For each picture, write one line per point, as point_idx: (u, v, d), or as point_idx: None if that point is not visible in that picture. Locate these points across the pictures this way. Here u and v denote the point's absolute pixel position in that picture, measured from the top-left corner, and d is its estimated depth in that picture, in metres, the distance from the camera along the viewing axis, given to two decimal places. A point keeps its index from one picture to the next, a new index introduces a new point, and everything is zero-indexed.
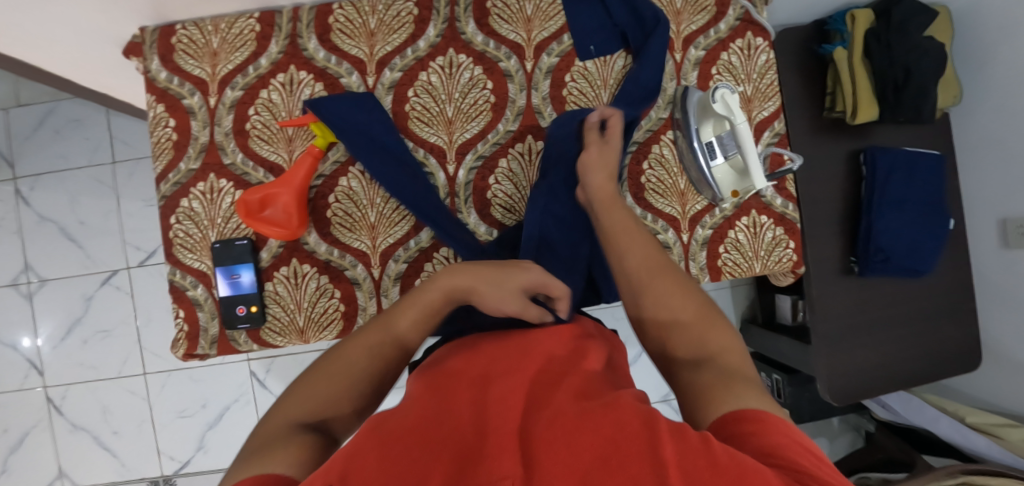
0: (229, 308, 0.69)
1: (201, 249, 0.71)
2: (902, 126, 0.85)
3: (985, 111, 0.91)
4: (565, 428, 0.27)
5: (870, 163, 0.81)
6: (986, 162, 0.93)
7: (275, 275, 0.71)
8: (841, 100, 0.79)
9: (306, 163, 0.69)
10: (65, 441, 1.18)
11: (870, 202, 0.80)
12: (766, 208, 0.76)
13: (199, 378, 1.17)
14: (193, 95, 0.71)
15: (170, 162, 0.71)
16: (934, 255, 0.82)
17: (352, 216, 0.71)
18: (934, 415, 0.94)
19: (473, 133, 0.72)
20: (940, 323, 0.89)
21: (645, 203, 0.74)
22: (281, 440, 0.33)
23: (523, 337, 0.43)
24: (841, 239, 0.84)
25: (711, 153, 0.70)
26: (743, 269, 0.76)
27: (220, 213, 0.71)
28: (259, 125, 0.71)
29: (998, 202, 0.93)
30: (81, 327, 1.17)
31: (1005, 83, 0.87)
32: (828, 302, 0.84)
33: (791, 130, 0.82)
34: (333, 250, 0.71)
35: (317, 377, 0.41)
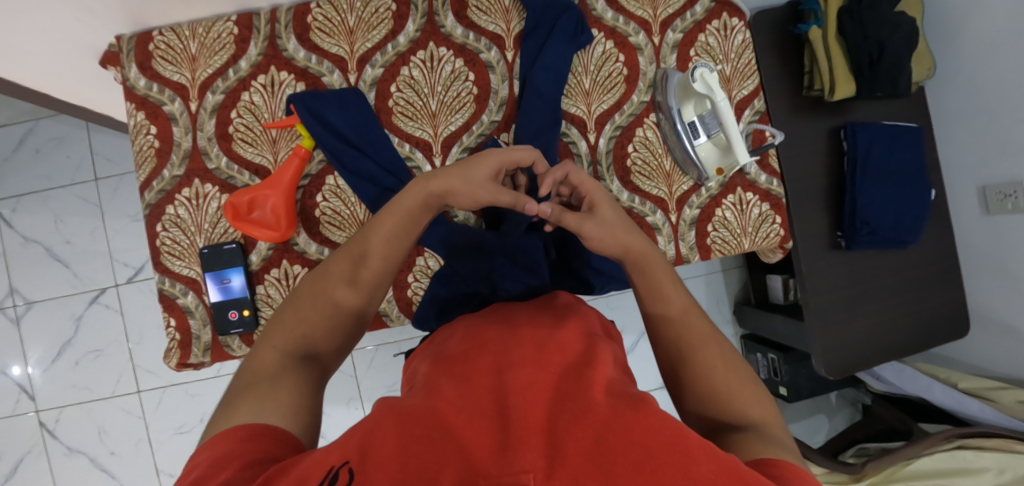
0: (221, 314, 0.68)
1: (190, 256, 0.69)
2: (880, 100, 0.87)
3: (959, 81, 0.93)
4: (591, 429, 0.26)
5: (851, 137, 0.82)
6: (962, 131, 0.95)
7: (267, 277, 0.70)
8: (818, 78, 0.79)
9: (294, 164, 0.68)
10: (60, 466, 1.15)
11: (852, 176, 0.82)
12: (751, 185, 0.77)
13: (196, 392, 1.16)
14: (173, 101, 0.69)
15: (153, 170, 0.69)
16: (917, 224, 0.84)
17: (340, 214, 0.70)
18: (927, 383, 0.96)
19: (458, 125, 0.72)
20: (927, 291, 0.91)
21: (632, 187, 0.74)
22: (270, 378, 0.37)
23: (534, 325, 0.41)
24: (828, 215, 0.85)
25: (694, 132, 0.72)
26: (732, 246, 0.77)
27: (206, 218, 0.69)
28: (242, 127, 0.69)
29: (975, 170, 0.95)
30: (72, 349, 1.14)
31: (974, 54, 0.89)
32: (820, 278, 0.85)
33: (774, 109, 0.83)
34: (324, 249, 0.70)
35: (298, 309, 0.45)
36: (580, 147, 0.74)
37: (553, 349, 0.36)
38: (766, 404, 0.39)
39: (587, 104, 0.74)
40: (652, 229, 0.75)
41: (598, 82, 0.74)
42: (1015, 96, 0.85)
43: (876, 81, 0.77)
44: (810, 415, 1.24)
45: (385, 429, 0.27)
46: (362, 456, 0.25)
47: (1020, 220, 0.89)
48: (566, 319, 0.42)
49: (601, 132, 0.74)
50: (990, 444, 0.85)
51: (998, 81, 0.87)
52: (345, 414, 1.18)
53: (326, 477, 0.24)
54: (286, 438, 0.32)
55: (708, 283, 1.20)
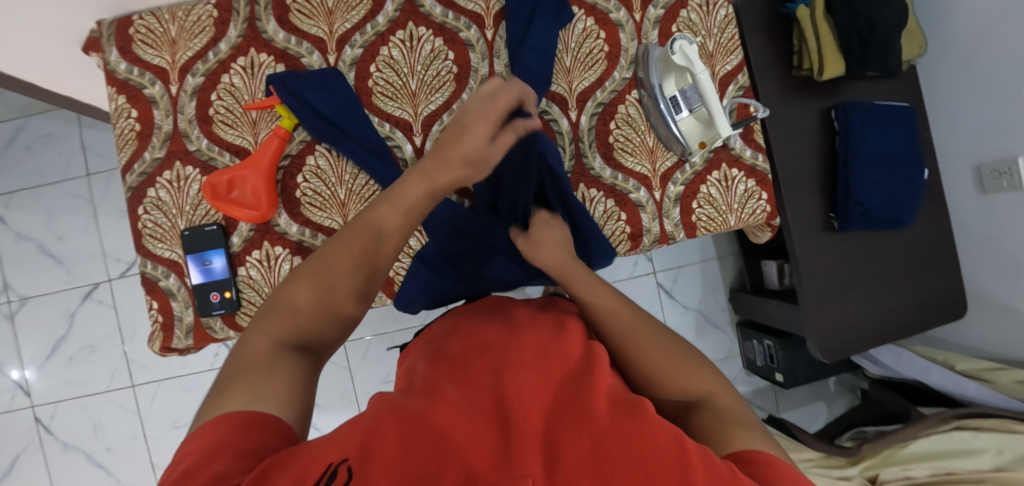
0: (203, 296, 0.66)
1: (171, 238, 0.67)
2: (872, 81, 0.87)
3: (950, 59, 0.94)
4: (592, 435, 0.26)
5: (844, 117, 0.82)
6: (953, 112, 0.96)
7: (248, 259, 0.68)
8: (807, 58, 0.79)
9: (274, 144, 0.66)
10: (56, 462, 1.12)
11: (845, 157, 0.82)
12: (736, 161, 0.76)
13: (190, 387, 1.14)
14: (154, 84, 0.66)
15: (134, 153, 0.66)
16: (911, 205, 0.84)
17: (322, 194, 0.68)
18: (925, 366, 0.97)
19: (438, 105, 0.70)
20: (924, 272, 0.92)
21: (615, 164, 0.73)
22: (263, 366, 0.36)
23: (534, 329, 0.41)
24: (820, 196, 0.85)
25: (676, 107, 0.71)
26: (718, 223, 0.76)
27: (188, 200, 0.67)
28: (222, 109, 0.67)
29: (971, 149, 0.95)
30: (66, 345, 1.12)
31: (968, 32, 0.89)
32: (813, 260, 0.85)
33: (763, 88, 0.82)
34: (304, 230, 0.68)
35: (296, 291, 0.43)
36: (562, 124, 0.72)
37: (554, 356, 0.36)
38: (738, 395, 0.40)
39: (568, 81, 0.72)
40: (635, 207, 0.74)
41: (579, 60, 0.73)
42: (1003, 74, 0.86)
43: (865, 60, 0.77)
44: (807, 403, 1.25)
45: (383, 425, 0.27)
46: (362, 455, 0.25)
47: (1016, 198, 0.89)
48: (568, 324, 0.42)
49: (583, 109, 0.73)
50: (986, 425, 0.88)
51: (991, 60, 0.87)
52: (340, 407, 1.17)
53: (324, 475, 0.24)
54: (279, 427, 0.31)
55: (703, 270, 1.21)
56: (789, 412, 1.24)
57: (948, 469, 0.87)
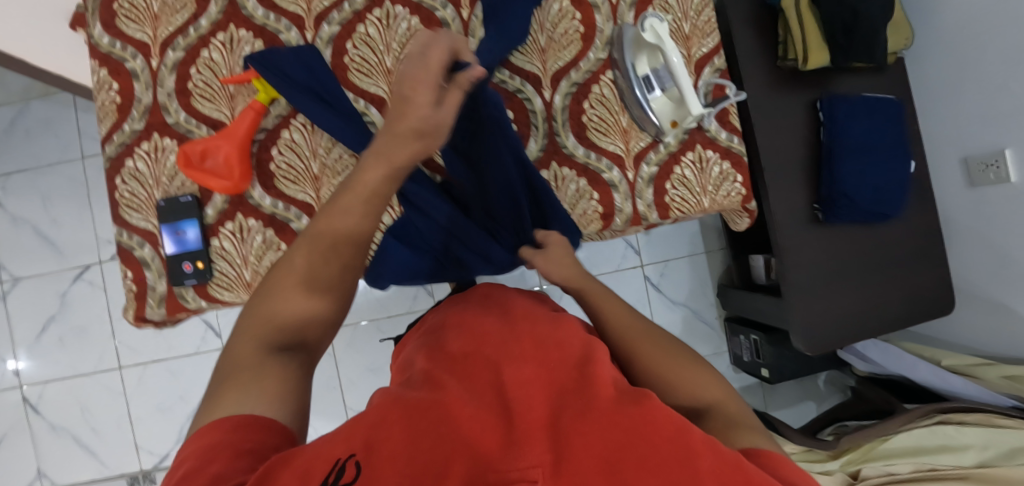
0: (175, 265, 0.64)
1: (147, 208, 0.65)
2: (861, 74, 0.88)
3: (935, 52, 0.96)
4: (602, 425, 0.24)
5: (828, 108, 0.83)
6: (940, 106, 0.98)
7: (222, 230, 0.65)
8: (791, 47, 0.79)
9: (249, 117, 0.64)
10: (44, 441, 1.17)
11: (831, 148, 0.82)
12: (711, 143, 0.74)
13: (176, 370, 1.18)
14: (135, 57, 0.65)
15: (113, 125, 0.65)
16: (898, 198, 0.85)
17: (296, 168, 0.66)
18: (913, 362, 0.99)
19: None
20: (913, 268, 0.92)
21: (588, 143, 0.73)
22: (253, 367, 0.35)
23: (532, 321, 0.40)
24: (806, 187, 0.86)
25: (649, 85, 0.70)
26: (691, 204, 0.74)
27: (164, 171, 0.65)
28: (201, 83, 0.65)
29: (959, 141, 0.96)
30: (56, 325, 1.17)
31: (956, 26, 0.90)
32: (798, 251, 0.86)
33: (749, 79, 0.83)
34: (277, 203, 0.65)
35: (280, 287, 0.41)
36: (535, 103, 0.72)
37: (553, 347, 0.35)
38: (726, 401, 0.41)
39: (542, 61, 0.72)
40: (608, 187, 0.72)
41: (553, 39, 0.72)
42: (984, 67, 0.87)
43: (850, 50, 0.77)
44: (797, 402, 1.27)
45: (386, 419, 0.26)
46: (367, 449, 0.24)
47: (1004, 190, 0.90)
48: (565, 319, 0.42)
49: (557, 89, 0.72)
50: (971, 419, 0.91)
51: (979, 53, 0.88)
52: (323, 394, 1.15)
53: (331, 472, 0.22)
54: (275, 426, 0.30)
55: (692, 264, 1.22)
56: (778, 411, 1.26)
57: (932, 466, 0.87)
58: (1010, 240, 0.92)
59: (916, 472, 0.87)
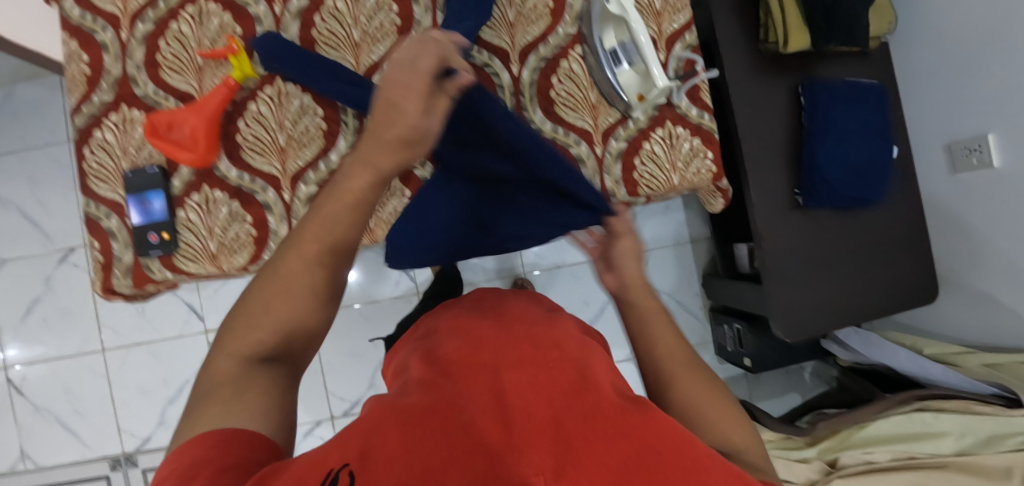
0: (141, 236, 0.68)
1: (114, 179, 0.70)
2: (843, 60, 0.89)
3: (915, 37, 0.95)
4: (607, 426, 0.26)
5: (810, 93, 0.83)
6: (919, 95, 0.98)
7: (188, 202, 0.70)
8: (772, 30, 0.78)
9: (221, 93, 0.69)
10: (27, 422, 1.21)
11: (812, 133, 0.83)
12: (681, 118, 0.74)
13: (159, 354, 1.20)
14: (105, 30, 0.69)
15: (82, 96, 0.70)
16: (881, 184, 0.86)
17: (262, 140, 0.71)
18: (893, 350, 0.99)
19: (379, 56, 0.71)
20: (895, 257, 0.93)
21: (555, 118, 0.72)
22: (235, 383, 0.34)
23: (529, 325, 0.40)
24: (787, 172, 0.86)
25: (616, 59, 0.70)
26: (660, 181, 0.74)
27: (133, 142, 0.70)
28: (170, 55, 0.70)
29: (943, 126, 0.95)
30: (41, 306, 1.19)
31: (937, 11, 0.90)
32: (778, 237, 0.87)
33: (731, 68, 0.83)
34: (243, 175, 0.71)
35: (258, 300, 0.38)
36: (503, 78, 0.72)
37: (551, 348, 0.36)
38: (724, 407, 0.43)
39: (510, 36, 0.71)
40: (575, 161, 0.73)
41: (521, 14, 0.71)
42: (960, 53, 0.88)
43: (829, 32, 0.77)
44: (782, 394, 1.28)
45: (383, 427, 0.26)
46: (362, 457, 0.24)
47: (987, 176, 0.89)
48: (561, 323, 0.42)
49: (525, 63, 0.71)
50: (949, 406, 0.89)
51: (961, 38, 0.87)
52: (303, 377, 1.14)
53: (325, 480, 0.23)
54: (264, 442, 0.30)
55: (676, 253, 1.23)
56: (764, 402, 1.28)
57: (910, 455, 0.90)
58: (993, 229, 0.91)
59: (894, 461, 0.90)
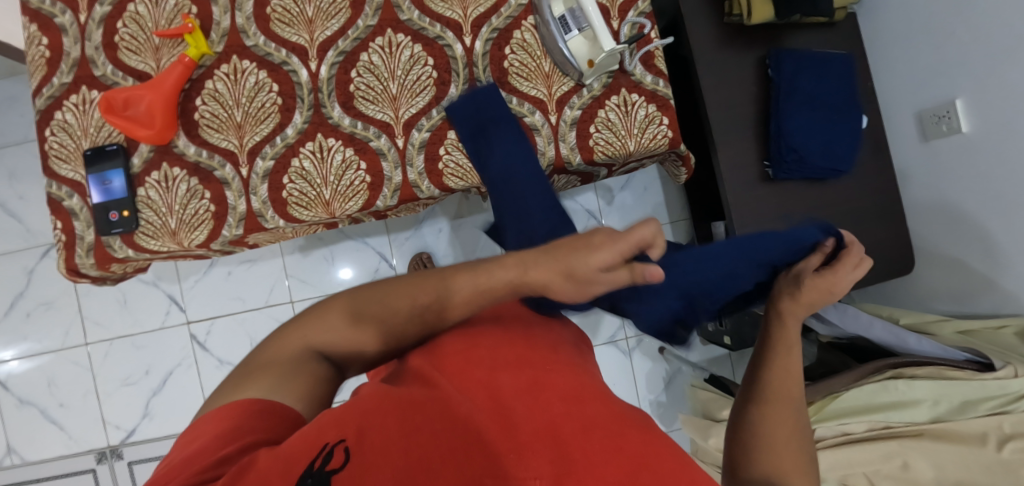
0: (102, 214, 0.65)
1: (75, 159, 0.68)
2: (809, 30, 0.90)
3: (882, 7, 0.95)
4: (602, 434, 0.28)
5: (776, 65, 0.84)
6: (884, 67, 0.98)
7: (147, 180, 0.67)
8: (737, 3, 0.79)
9: (177, 71, 0.66)
10: (13, 418, 1.12)
11: (777, 102, 0.84)
12: (636, 86, 0.73)
13: (141, 345, 1.12)
14: (64, 12, 0.67)
15: (43, 78, 0.67)
16: (846, 151, 0.86)
17: (219, 117, 0.68)
18: (868, 320, 0.90)
19: (333, 31, 0.69)
20: (868, 224, 0.94)
21: (509, 88, 0.72)
22: (292, 363, 0.36)
23: (524, 324, 0.43)
24: (754, 142, 0.87)
25: (566, 27, 0.68)
26: (616, 148, 0.73)
27: (92, 122, 0.67)
28: (128, 36, 0.68)
29: (909, 96, 0.94)
30: (24, 301, 1.11)
31: None
32: (748, 206, 0.88)
33: (697, 42, 0.83)
34: (201, 151, 0.67)
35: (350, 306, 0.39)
36: (456, 49, 0.71)
37: (546, 350, 0.38)
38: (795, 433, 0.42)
39: (462, 7, 0.71)
40: (530, 130, 0.72)
41: None
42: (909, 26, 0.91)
43: (792, 3, 0.78)
44: None
45: (380, 410, 0.29)
46: (360, 437, 0.27)
47: (955, 143, 0.87)
48: (556, 327, 0.45)
49: (478, 35, 0.71)
50: (923, 373, 0.80)
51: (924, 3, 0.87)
52: None
53: (319, 454, 0.25)
54: (292, 415, 0.33)
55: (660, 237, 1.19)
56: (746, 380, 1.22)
57: (886, 424, 0.81)
58: (963, 195, 0.88)
59: (871, 431, 0.81)
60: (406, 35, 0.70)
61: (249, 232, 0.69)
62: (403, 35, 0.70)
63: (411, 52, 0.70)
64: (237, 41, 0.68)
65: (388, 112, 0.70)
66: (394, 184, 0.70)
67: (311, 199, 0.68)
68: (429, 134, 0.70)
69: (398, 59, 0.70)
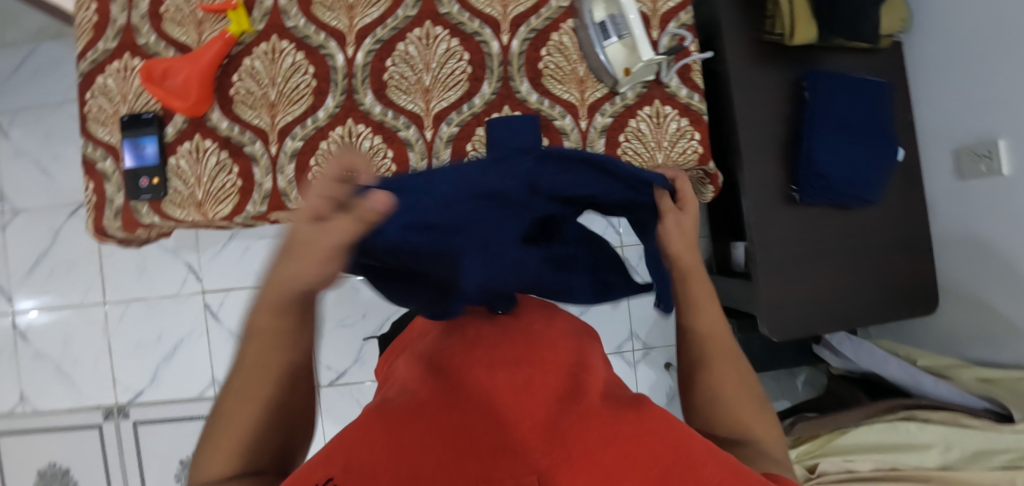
0: (133, 180, 0.68)
1: (111, 123, 0.70)
2: (851, 54, 0.87)
3: (931, 37, 0.91)
4: (604, 434, 0.28)
5: (812, 86, 0.82)
6: (926, 101, 0.94)
7: (179, 149, 0.70)
8: (778, 22, 0.77)
9: (217, 46, 0.68)
10: (28, 368, 1.18)
11: (811, 127, 0.81)
12: (670, 99, 0.73)
13: (155, 310, 1.16)
14: None
15: (89, 42, 0.70)
16: (876, 181, 0.84)
17: (253, 94, 0.70)
18: (884, 357, 0.90)
19: (373, 18, 0.70)
20: (893, 258, 0.91)
21: (542, 89, 0.72)
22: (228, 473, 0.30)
23: (520, 324, 0.42)
24: (782, 164, 0.85)
25: (605, 33, 0.68)
26: (644, 159, 0.72)
27: (131, 89, 0.70)
28: (173, 7, 0.70)
29: (950, 131, 0.90)
30: (48, 258, 1.16)
31: (946, 19, 0.88)
32: (773, 228, 0.86)
33: (733, 57, 0.82)
34: (234, 126, 0.69)
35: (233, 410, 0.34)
36: (492, 47, 0.71)
37: (545, 349, 0.37)
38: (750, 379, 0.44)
39: (502, 5, 0.71)
40: (559, 134, 0.72)
41: None
42: (958, 58, 0.87)
43: (835, 24, 0.76)
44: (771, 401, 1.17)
45: (369, 437, 0.27)
46: (348, 470, 0.23)
47: (994, 184, 0.84)
48: (557, 320, 0.44)
49: (516, 33, 0.72)
50: (936, 417, 0.79)
51: (970, 36, 0.84)
52: None
53: None
54: None
55: None
56: None
57: (894, 466, 0.78)
58: (1000, 238, 0.85)
59: (878, 471, 0.78)
60: (444, 29, 0.71)
61: (271, 211, 0.69)
62: (441, 28, 0.71)
63: (448, 46, 0.71)
64: (277, 21, 0.70)
65: (420, 104, 0.71)
66: None
67: None
68: (458, 129, 0.71)
69: (434, 52, 0.71)
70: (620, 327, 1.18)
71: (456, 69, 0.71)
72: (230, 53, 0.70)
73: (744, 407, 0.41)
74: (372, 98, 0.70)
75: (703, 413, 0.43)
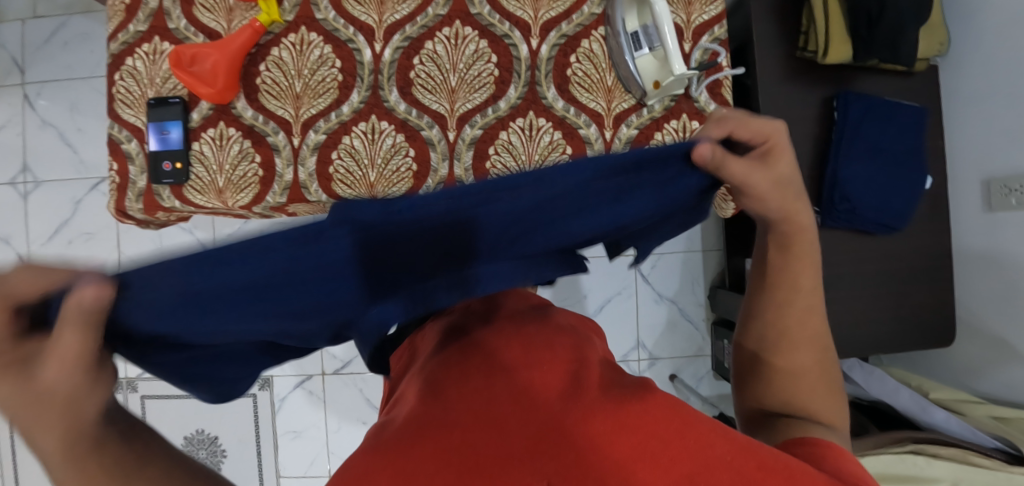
0: (156, 163, 0.71)
1: (138, 106, 0.72)
2: (885, 76, 0.85)
3: (968, 61, 0.88)
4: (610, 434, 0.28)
5: (843, 106, 0.80)
6: (957, 127, 0.91)
7: (203, 135, 0.72)
8: (812, 39, 0.76)
9: (245, 34, 0.69)
10: None
11: (839, 149, 0.80)
12: (697, 114, 0.72)
13: None
14: None
15: (120, 23, 0.72)
16: (904, 209, 0.82)
17: (279, 84, 0.72)
18: (897, 387, 0.89)
19: (402, 15, 0.71)
20: (914, 287, 0.89)
21: (568, 96, 0.72)
22: None
23: (518, 319, 0.42)
24: (807, 186, 0.84)
25: (637, 43, 0.67)
26: None
27: (159, 73, 0.72)
28: None
29: (979, 160, 0.87)
30: (68, 228, 1.21)
31: (984, 43, 0.85)
32: None
33: (763, 72, 0.81)
34: (258, 116, 0.72)
35: None
36: (521, 50, 0.72)
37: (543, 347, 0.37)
38: (826, 364, 0.41)
39: (534, 9, 0.72)
40: (583, 143, 0.72)
41: None
42: (993, 85, 0.85)
43: (872, 45, 0.75)
44: None
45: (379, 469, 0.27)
46: None
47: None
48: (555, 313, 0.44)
49: (545, 39, 0.72)
50: (946, 453, 0.75)
51: (1009, 63, 0.82)
52: None
53: None
54: None
55: (684, 261, 1.17)
56: None
57: None
58: None
59: None
60: (473, 29, 0.72)
61: (291, 202, 0.72)
62: (470, 28, 0.72)
63: (476, 47, 0.72)
64: (307, 12, 0.72)
65: (445, 104, 0.72)
66: (440, 176, 0.71)
67: (356, 178, 0.71)
68: (481, 132, 0.71)
69: (462, 52, 0.72)
70: (626, 338, 1.17)
71: (482, 70, 0.72)
72: (258, 43, 0.72)
73: (811, 381, 0.40)
74: (397, 96, 0.71)
75: (765, 376, 0.42)
